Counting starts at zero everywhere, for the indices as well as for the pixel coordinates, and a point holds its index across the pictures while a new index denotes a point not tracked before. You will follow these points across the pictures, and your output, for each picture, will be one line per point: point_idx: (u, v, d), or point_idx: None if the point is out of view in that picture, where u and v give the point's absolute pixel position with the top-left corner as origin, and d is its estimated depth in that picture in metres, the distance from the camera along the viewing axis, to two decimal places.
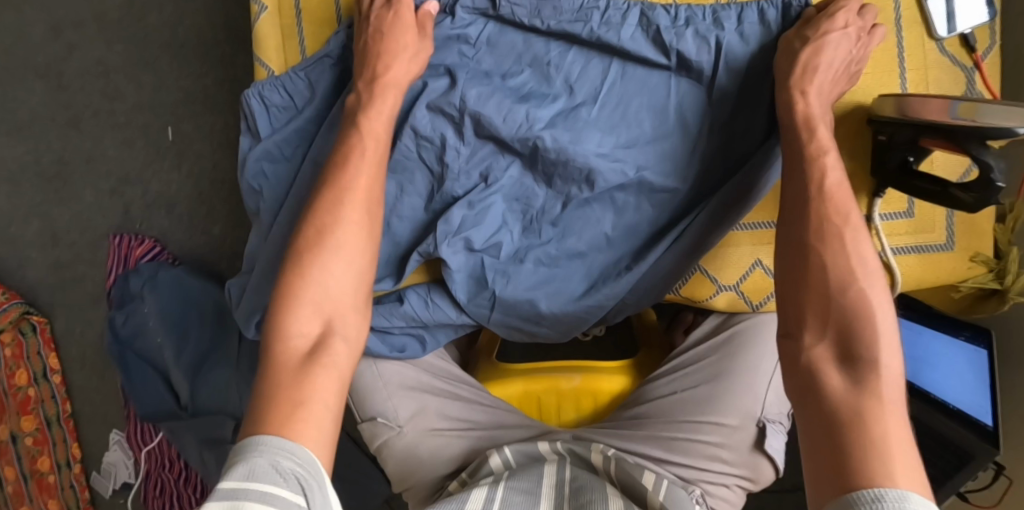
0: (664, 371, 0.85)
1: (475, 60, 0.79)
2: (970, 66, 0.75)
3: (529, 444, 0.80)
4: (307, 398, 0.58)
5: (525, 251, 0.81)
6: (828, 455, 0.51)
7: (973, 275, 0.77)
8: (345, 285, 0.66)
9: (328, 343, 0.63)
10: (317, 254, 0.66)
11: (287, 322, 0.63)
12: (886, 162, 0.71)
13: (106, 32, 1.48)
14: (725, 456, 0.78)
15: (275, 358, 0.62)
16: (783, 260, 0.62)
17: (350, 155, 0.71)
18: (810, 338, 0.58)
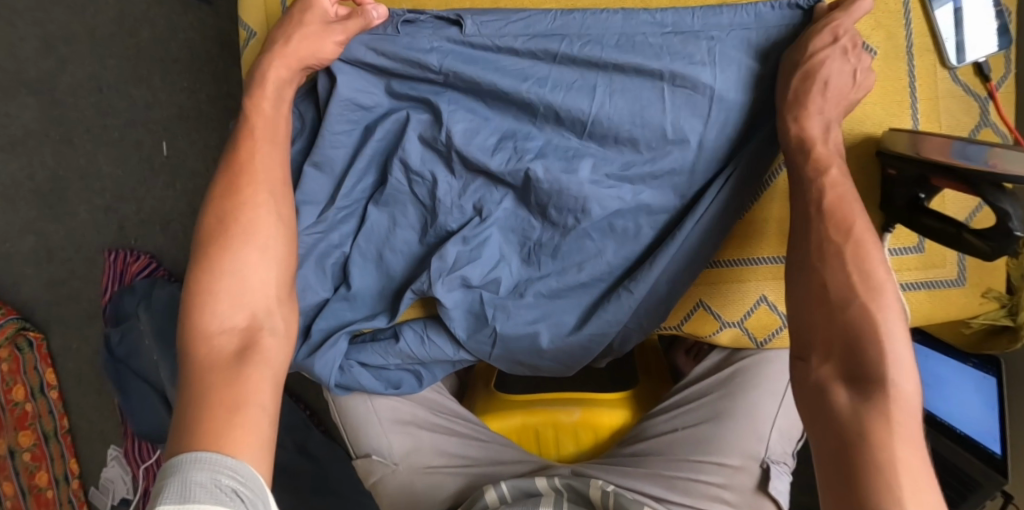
0: (664, 407, 0.84)
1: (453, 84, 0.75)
2: (984, 96, 0.72)
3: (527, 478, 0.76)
4: (242, 398, 0.58)
5: (526, 285, 0.79)
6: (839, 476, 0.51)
7: (984, 311, 0.74)
8: (264, 275, 0.67)
9: (257, 337, 0.64)
10: (231, 248, 0.67)
11: (207, 319, 0.63)
12: (895, 199, 0.68)
13: (98, 47, 1.46)
14: (729, 498, 0.75)
15: (201, 358, 0.62)
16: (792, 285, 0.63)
17: (259, 143, 0.72)
18: (817, 359, 0.58)
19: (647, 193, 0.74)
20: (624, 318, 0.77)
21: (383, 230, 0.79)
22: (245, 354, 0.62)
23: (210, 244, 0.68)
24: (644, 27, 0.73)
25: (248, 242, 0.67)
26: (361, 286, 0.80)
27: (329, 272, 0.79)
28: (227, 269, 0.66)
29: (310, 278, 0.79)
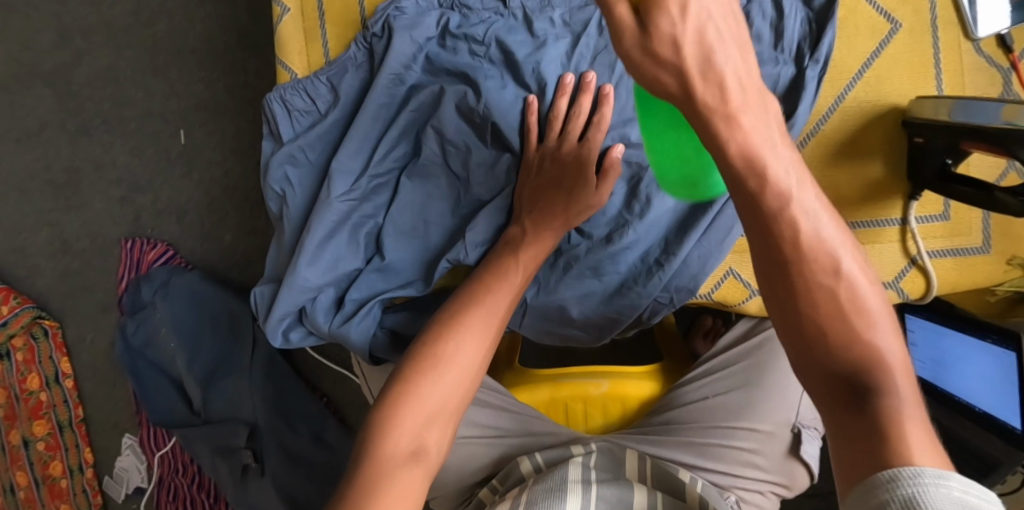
0: (693, 376, 0.84)
1: (488, 59, 0.78)
2: (1007, 67, 0.73)
3: (560, 449, 0.80)
4: (383, 493, 0.58)
5: (557, 255, 0.79)
6: (857, 452, 0.44)
7: (1009, 278, 0.75)
8: (450, 392, 0.65)
9: (422, 457, 0.62)
10: (432, 366, 0.65)
11: (391, 427, 0.62)
12: (922, 170, 0.70)
13: (115, 38, 1.47)
14: (760, 462, 0.79)
15: (373, 455, 0.60)
16: (760, 261, 0.51)
17: (499, 279, 0.71)
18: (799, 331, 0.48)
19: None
20: (654, 293, 0.77)
21: (412, 200, 0.80)
22: (415, 466, 0.61)
23: (414, 356, 0.66)
24: None
25: (449, 364, 0.66)
26: (394, 258, 0.81)
27: (364, 243, 0.81)
28: (427, 385, 0.64)
29: (343, 246, 0.80)
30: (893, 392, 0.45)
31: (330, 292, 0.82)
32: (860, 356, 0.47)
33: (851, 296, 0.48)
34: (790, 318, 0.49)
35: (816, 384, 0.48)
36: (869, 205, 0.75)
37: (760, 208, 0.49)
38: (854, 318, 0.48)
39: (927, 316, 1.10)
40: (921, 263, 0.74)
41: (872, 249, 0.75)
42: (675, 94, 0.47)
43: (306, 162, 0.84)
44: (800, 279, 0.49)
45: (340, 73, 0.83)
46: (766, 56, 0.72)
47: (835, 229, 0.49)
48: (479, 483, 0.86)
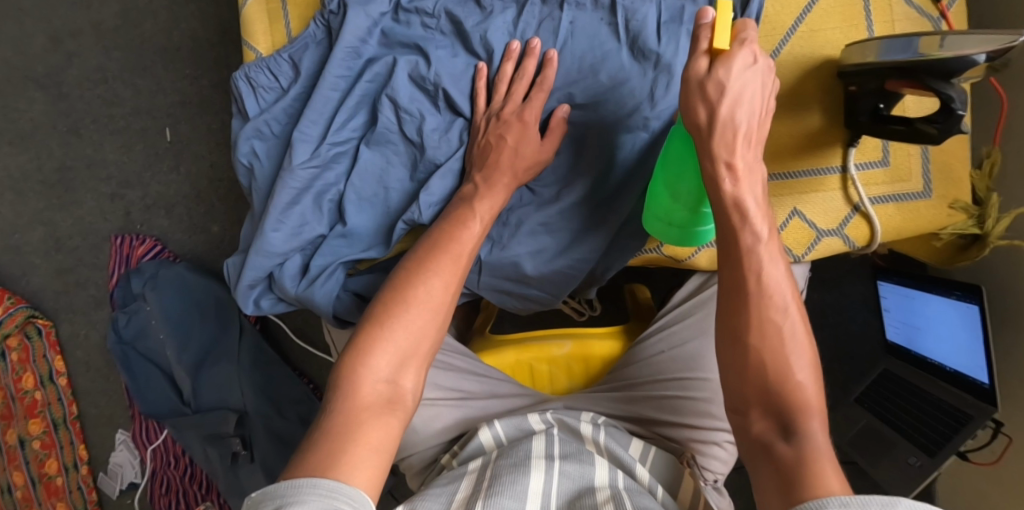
0: (651, 331, 0.87)
1: (439, 31, 0.81)
2: (937, 16, 0.76)
3: (522, 418, 0.78)
4: (357, 439, 0.59)
5: (511, 215, 0.82)
6: (778, 477, 0.56)
7: (953, 222, 0.77)
8: (420, 337, 0.66)
9: (396, 398, 0.64)
10: (400, 312, 0.66)
11: (361, 372, 0.63)
12: (858, 113, 0.72)
13: (103, 39, 1.51)
14: (715, 411, 0.80)
15: (345, 401, 0.62)
16: (723, 306, 0.64)
17: (464, 228, 0.73)
18: (742, 369, 0.61)
19: (609, 118, 0.78)
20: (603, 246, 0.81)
21: (371, 167, 0.82)
22: (392, 409, 0.63)
23: (382, 301, 0.68)
24: None
25: (417, 308, 0.67)
26: (359, 224, 0.84)
27: (327, 211, 0.84)
28: (398, 328, 0.66)
29: (307, 213, 0.83)
30: (808, 428, 0.57)
31: (297, 258, 0.85)
32: (789, 393, 0.59)
33: (792, 339, 0.61)
34: (740, 360, 0.61)
35: (754, 418, 0.60)
36: (811, 155, 0.76)
37: (738, 262, 0.63)
38: (792, 358, 0.60)
39: (899, 281, 1.16)
40: (864, 210, 0.76)
41: (817, 197, 0.77)
42: (701, 123, 0.62)
43: (268, 138, 0.87)
44: (758, 322, 0.61)
45: (302, 50, 0.85)
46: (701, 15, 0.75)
47: (791, 292, 0.62)
48: (442, 447, 0.84)
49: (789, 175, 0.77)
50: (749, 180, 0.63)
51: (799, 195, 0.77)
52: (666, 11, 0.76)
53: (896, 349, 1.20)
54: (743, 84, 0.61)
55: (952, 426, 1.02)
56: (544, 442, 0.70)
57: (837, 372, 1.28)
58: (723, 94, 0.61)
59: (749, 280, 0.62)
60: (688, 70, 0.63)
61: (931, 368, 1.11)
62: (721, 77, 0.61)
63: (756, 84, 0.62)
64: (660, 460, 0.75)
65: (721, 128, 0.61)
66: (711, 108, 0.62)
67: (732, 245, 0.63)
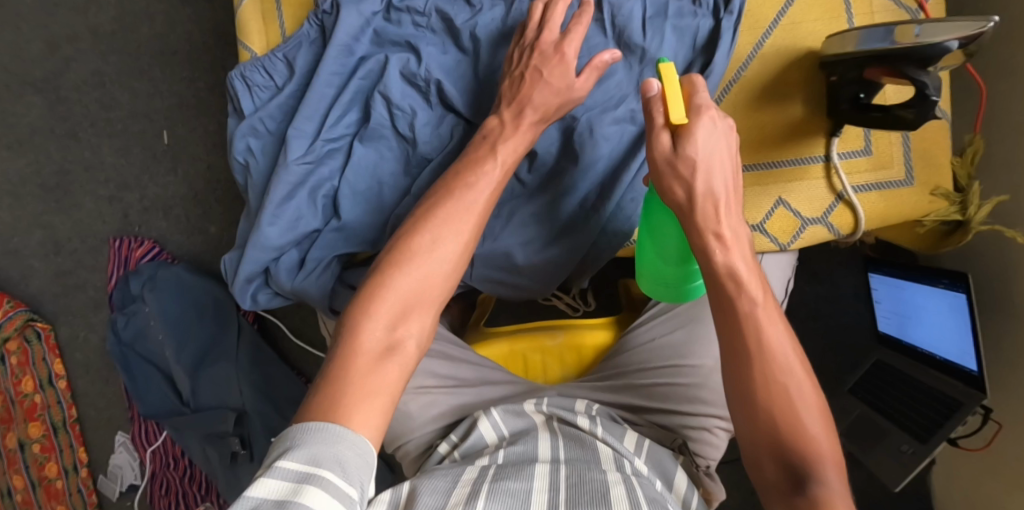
0: (642, 320, 0.88)
1: (430, 29, 0.82)
2: (915, 8, 0.77)
3: (522, 414, 0.79)
4: (355, 385, 0.60)
5: (502, 207, 0.83)
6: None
7: (934, 209, 0.79)
8: (427, 287, 0.66)
9: (398, 350, 0.64)
10: (408, 262, 0.66)
11: (365, 320, 0.63)
12: (840, 101, 0.73)
13: (101, 44, 1.52)
14: (705, 397, 0.80)
15: (348, 346, 0.62)
16: (728, 364, 0.65)
17: (475, 173, 0.71)
18: (751, 429, 0.64)
19: (596, 111, 0.79)
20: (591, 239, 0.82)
21: (365, 163, 0.84)
22: (393, 357, 0.63)
23: (387, 256, 0.67)
24: None
25: (424, 259, 0.67)
26: (354, 219, 0.85)
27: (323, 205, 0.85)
28: (404, 278, 0.66)
29: (302, 207, 0.84)
30: (824, 480, 0.60)
31: (293, 252, 0.86)
32: (801, 447, 0.62)
33: (798, 394, 0.63)
34: (750, 418, 0.64)
35: (766, 472, 0.63)
36: (794, 145, 0.78)
37: (737, 329, 0.64)
38: (802, 415, 0.62)
39: (889, 272, 1.18)
40: (848, 198, 0.77)
41: (801, 185, 0.78)
42: (682, 202, 0.66)
43: (263, 132, 0.88)
44: (761, 382, 0.63)
45: (295, 47, 0.87)
46: (684, 9, 0.77)
47: (792, 348, 0.64)
48: (439, 433, 0.85)
49: (774, 165, 0.78)
50: (738, 247, 0.65)
51: (784, 184, 0.78)
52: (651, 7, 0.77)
53: (887, 339, 1.22)
54: (709, 152, 0.64)
55: (942, 413, 1.04)
56: (550, 439, 0.73)
57: (830, 364, 1.30)
58: (693, 168, 0.64)
59: (749, 339, 0.64)
60: (654, 148, 0.66)
61: (922, 357, 1.12)
62: (688, 153, 0.64)
63: (721, 149, 0.65)
64: (654, 454, 0.74)
65: (702, 203, 0.65)
66: (686, 186, 0.65)
67: (730, 309, 0.65)
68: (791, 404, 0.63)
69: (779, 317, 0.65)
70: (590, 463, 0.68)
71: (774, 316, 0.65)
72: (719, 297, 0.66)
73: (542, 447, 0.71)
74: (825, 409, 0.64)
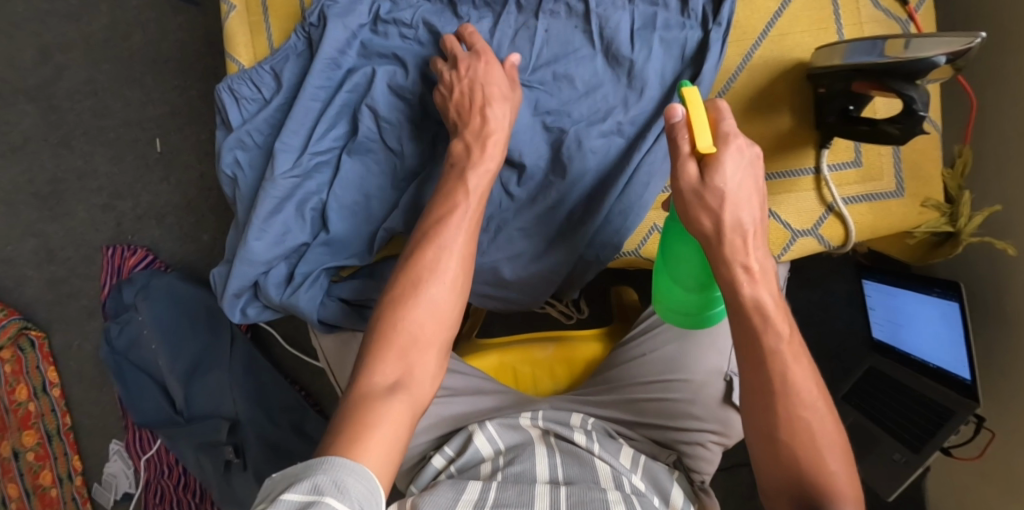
0: (634, 335, 0.88)
1: (417, 42, 0.82)
2: (904, 18, 0.77)
3: (515, 428, 0.79)
4: (373, 421, 0.60)
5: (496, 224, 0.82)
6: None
7: (925, 220, 0.79)
8: (428, 326, 0.68)
9: (405, 389, 0.65)
10: (410, 301, 0.68)
11: (372, 364, 0.65)
12: (828, 114, 0.73)
13: (93, 53, 1.52)
14: (698, 412, 0.80)
15: (355, 390, 0.64)
16: (753, 405, 0.66)
17: (457, 207, 0.71)
18: (771, 461, 0.65)
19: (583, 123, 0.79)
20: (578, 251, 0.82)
21: (352, 175, 0.83)
22: (398, 392, 0.64)
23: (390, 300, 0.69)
24: None
25: (425, 296, 0.68)
26: (342, 232, 0.85)
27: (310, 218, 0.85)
28: (408, 316, 0.67)
29: (290, 221, 0.84)
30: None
31: (281, 267, 0.86)
32: (819, 484, 0.62)
33: (821, 432, 0.64)
34: (770, 449, 0.65)
35: (783, 506, 0.64)
36: (783, 156, 0.78)
37: (762, 361, 0.64)
38: (823, 453, 0.63)
39: (882, 279, 1.17)
40: (838, 210, 0.77)
41: (790, 197, 0.78)
42: (710, 233, 0.62)
43: (250, 146, 0.87)
44: (785, 421, 0.64)
45: (283, 61, 0.87)
46: (671, 21, 0.78)
47: (817, 386, 0.65)
48: (431, 445, 0.84)
49: (763, 177, 0.78)
50: (765, 278, 0.63)
51: (773, 196, 0.78)
52: (638, 19, 0.78)
53: (881, 346, 1.21)
54: (739, 183, 0.60)
55: (936, 422, 1.03)
56: (550, 456, 0.73)
57: (824, 371, 1.29)
58: (724, 201, 0.61)
59: (773, 379, 0.64)
60: (679, 178, 0.62)
61: (916, 365, 1.12)
62: (717, 184, 0.60)
63: (750, 176, 0.62)
64: (651, 470, 0.74)
65: (731, 237, 0.61)
66: (715, 218, 0.61)
67: (756, 349, 0.64)
68: (813, 440, 0.63)
69: (803, 352, 0.65)
70: (588, 483, 0.68)
71: (800, 351, 0.65)
72: (743, 330, 0.66)
73: (539, 465, 0.71)
74: (845, 446, 0.65)
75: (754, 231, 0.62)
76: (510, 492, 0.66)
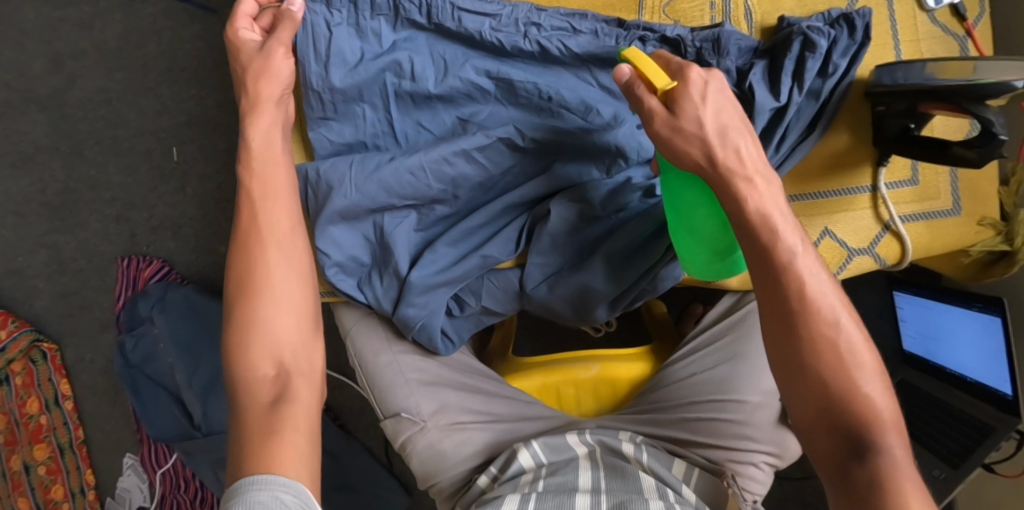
0: (680, 355, 0.87)
1: (572, 49, 0.80)
2: (962, 35, 0.79)
3: (559, 441, 0.78)
4: (282, 428, 0.61)
5: (558, 277, 0.82)
6: (852, 496, 0.57)
7: (981, 239, 0.78)
8: (289, 326, 0.68)
9: (287, 381, 0.66)
10: (250, 301, 0.68)
11: (243, 368, 0.65)
12: (886, 130, 0.73)
13: (106, 61, 1.49)
14: (752, 434, 0.79)
15: (244, 405, 0.64)
16: (772, 330, 0.62)
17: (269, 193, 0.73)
18: (799, 386, 0.61)
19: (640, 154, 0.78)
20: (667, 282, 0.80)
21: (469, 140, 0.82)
22: (283, 397, 0.64)
23: (231, 299, 0.69)
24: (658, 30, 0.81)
25: (270, 290, 0.68)
26: (444, 246, 0.81)
27: (422, 182, 0.78)
28: (268, 307, 0.68)
29: (398, 153, 0.80)
30: (885, 447, 0.57)
31: (376, 222, 0.81)
32: (855, 414, 0.59)
33: (851, 353, 0.60)
34: (796, 377, 0.61)
35: (819, 442, 0.61)
36: (840, 175, 0.77)
37: (777, 283, 0.61)
38: (856, 379, 0.59)
39: (918, 292, 1.15)
40: (895, 228, 0.76)
41: (846, 216, 0.77)
42: (701, 163, 0.62)
43: (371, 56, 0.82)
44: (810, 343, 0.60)
45: (464, 12, 0.81)
46: (743, 47, 0.79)
47: (840, 303, 0.61)
48: (475, 469, 0.83)
49: (819, 195, 0.77)
50: (770, 189, 0.62)
51: (830, 214, 0.77)
52: (710, 54, 0.79)
53: (914, 359, 1.19)
54: (715, 102, 0.61)
55: (974, 437, 1.03)
56: (591, 467, 0.73)
57: None
58: (702, 125, 0.61)
59: (789, 295, 0.61)
60: (651, 120, 0.63)
61: (950, 378, 1.10)
62: (690, 110, 0.61)
63: (724, 100, 0.63)
64: (705, 479, 0.74)
65: (723, 163, 0.61)
66: (704, 149, 0.62)
67: (767, 262, 0.61)
68: (837, 357, 0.60)
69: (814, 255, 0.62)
70: (632, 492, 0.67)
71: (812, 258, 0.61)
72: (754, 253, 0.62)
73: (582, 477, 0.71)
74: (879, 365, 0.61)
75: (748, 149, 0.62)
76: (550, 504, 0.65)
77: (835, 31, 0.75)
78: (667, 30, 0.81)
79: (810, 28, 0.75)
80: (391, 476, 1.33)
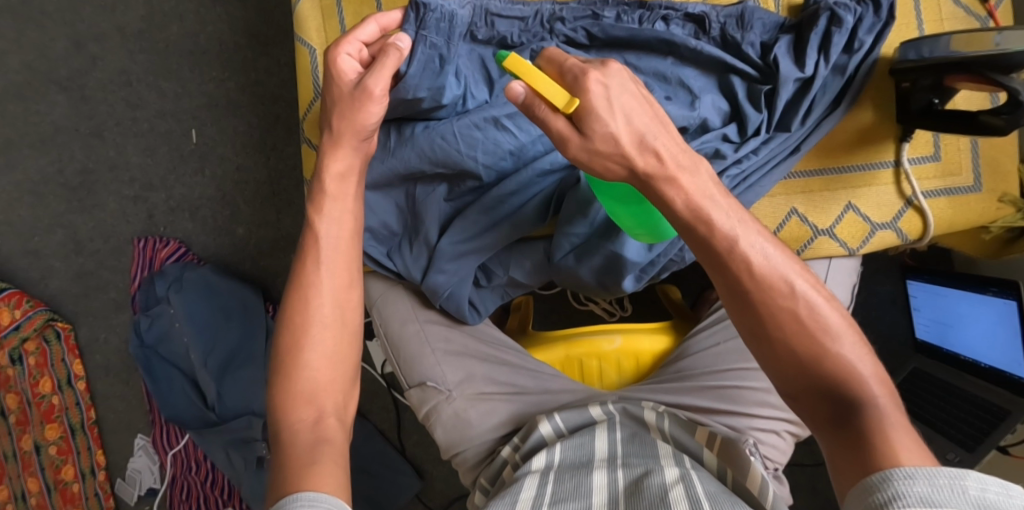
0: (703, 326, 0.89)
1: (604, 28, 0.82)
2: (984, 16, 0.82)
3: (580, 411, 0.80)
4: (318, 459, 0.60)
5: (587, 250, 0.83)
6: (846, 454, 0.55)
7: (1001, 216, 0.83)
8: (329, 373, 0.67)
9: (326, 426, 0.65)
10: (298, 358, 0.67)
11: (288, 411, 0.65)
12: (910, 105, 0.76)
13: (129, 43, 1.50)
14: (773, 401, 0.82)
15: (286, 446, 0.62)
16: (735, 313, 0.63)
17: (307, 258, 0.72)
18: (771, 359, 0.61)
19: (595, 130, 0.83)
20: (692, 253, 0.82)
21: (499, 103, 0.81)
22: (326, 438, 0.63)
23: (281, 351, 0.68)
24: (687, 6, 0.82)
25: (319, 327, 0.69)
26: (475, 214, 0.83)
27: (452, 147, 0.80)
28: (310, 352, 0.67)
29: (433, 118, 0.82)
30: (869, 397, 0.57)
31: (408, 191, 0.85)
32: (832, 376, 0.58)
33: (813, 316, 0.60)
34: (767, 352, 0.61)
35: (807, 409, 0.59)
36: (862, 150, 0.81)
37: (724, 264, 0.62)
38: (824, 341, 0.59)
39: (928, 279, 1.18)
40: (918, 203, 0.81)
41: (870, 191, 0.82)
42: (627, 176, 0.65)
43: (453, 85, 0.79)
44: (772, 318, 0.60)
45: (496, 17, 0.83)
46: (768, 23, 0.81)
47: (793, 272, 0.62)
48: (500, 440, 0.84)
49: (843, 170, 0.82)
50: (694, 180, 0.63)
51: (854, 189, 0.82)
52: (734, 29, 0.81)
53: (926, 347, 1.20)
54: (621, 105, 0.62)
55: (988, 422, 1.05)
56: (608, 431, 0.74)
57: None
58: (618, 142, 0.62)
59: (742, 276, 0.61)
60: (567, 146, 0.64)
61: (962, 364, 1.12)
62: (601, 129, 0.62)
63: (627, 99, 0.63)
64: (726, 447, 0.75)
65: (652, 166, 0.63)
66: (626, 163, 0.64)
67: (710, 248, 0.62)
68: (799, 324, 0.59)
69: (757, 225, 0.64)
70: (649, 460, 0.67)
71: (751, 231, 0.63)
72: (695, 242, 0.63)
73: (601, 450, 0.71)
74: (849, 321, 0.61)
75: (667, 147, 0.63)
76: (568, 483, 0.65)
77: (861, 7, 0.77)
78: (695, 6, 0.82)
79: (837, 3, 0.77)
80: (404, 459, 1.34)
